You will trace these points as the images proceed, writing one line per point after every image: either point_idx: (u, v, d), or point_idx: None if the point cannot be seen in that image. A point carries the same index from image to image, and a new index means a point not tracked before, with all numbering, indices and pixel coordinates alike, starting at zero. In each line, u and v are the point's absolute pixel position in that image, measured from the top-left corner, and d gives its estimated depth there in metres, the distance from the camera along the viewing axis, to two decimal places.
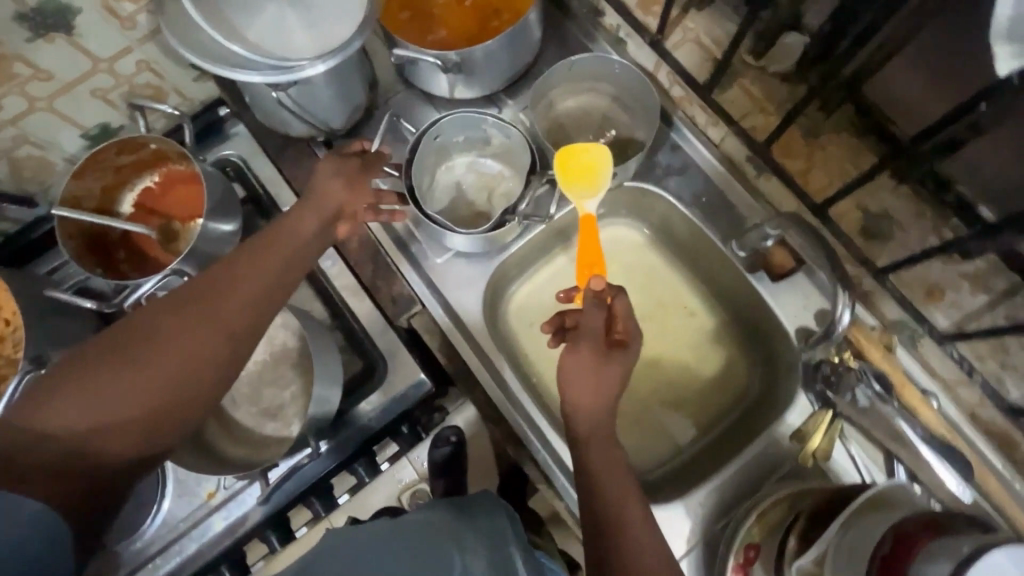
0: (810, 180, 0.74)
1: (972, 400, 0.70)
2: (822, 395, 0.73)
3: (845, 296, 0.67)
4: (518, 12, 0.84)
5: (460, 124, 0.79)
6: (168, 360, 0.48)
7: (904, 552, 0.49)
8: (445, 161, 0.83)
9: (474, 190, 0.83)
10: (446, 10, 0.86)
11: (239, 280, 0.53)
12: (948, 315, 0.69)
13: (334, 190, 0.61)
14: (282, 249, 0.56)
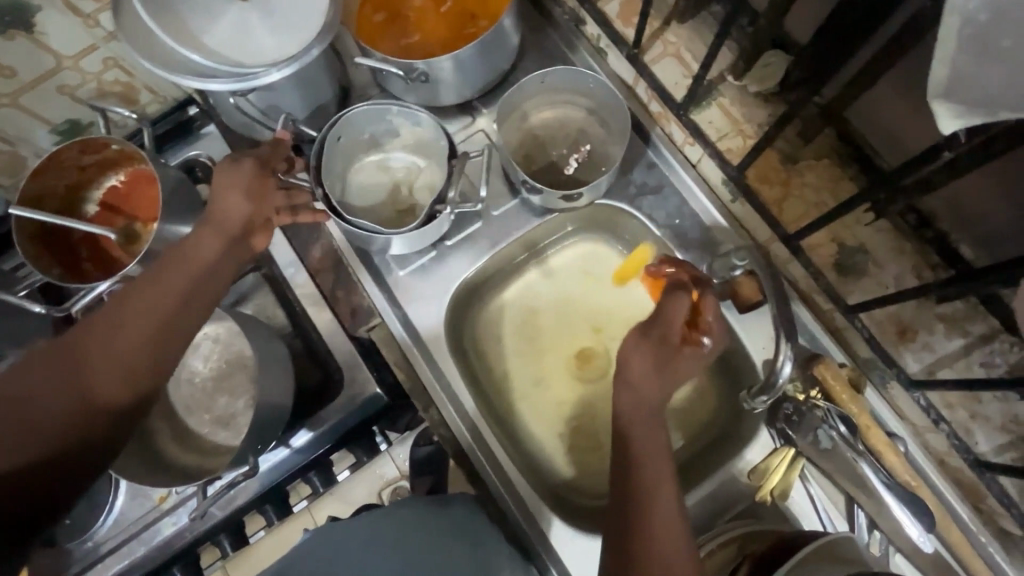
0: (785, 209, 0.71)
1: (940, 447, 0.67)
2: (783, 433, 0.71)
3: (790, 348, 0.62)
4: (495, 17, 0.81)
5: (364, 119, 0.76)
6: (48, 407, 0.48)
7: None
8: (356, 161, 0.81)
9: (394, 186, 0.81)
10: (422, 15, 0.83)
11: (129, 316, 0.52)
12: (919, 359, 0.66)
13: (233, 205, 0.58)
14: (169, 277, 0.54)
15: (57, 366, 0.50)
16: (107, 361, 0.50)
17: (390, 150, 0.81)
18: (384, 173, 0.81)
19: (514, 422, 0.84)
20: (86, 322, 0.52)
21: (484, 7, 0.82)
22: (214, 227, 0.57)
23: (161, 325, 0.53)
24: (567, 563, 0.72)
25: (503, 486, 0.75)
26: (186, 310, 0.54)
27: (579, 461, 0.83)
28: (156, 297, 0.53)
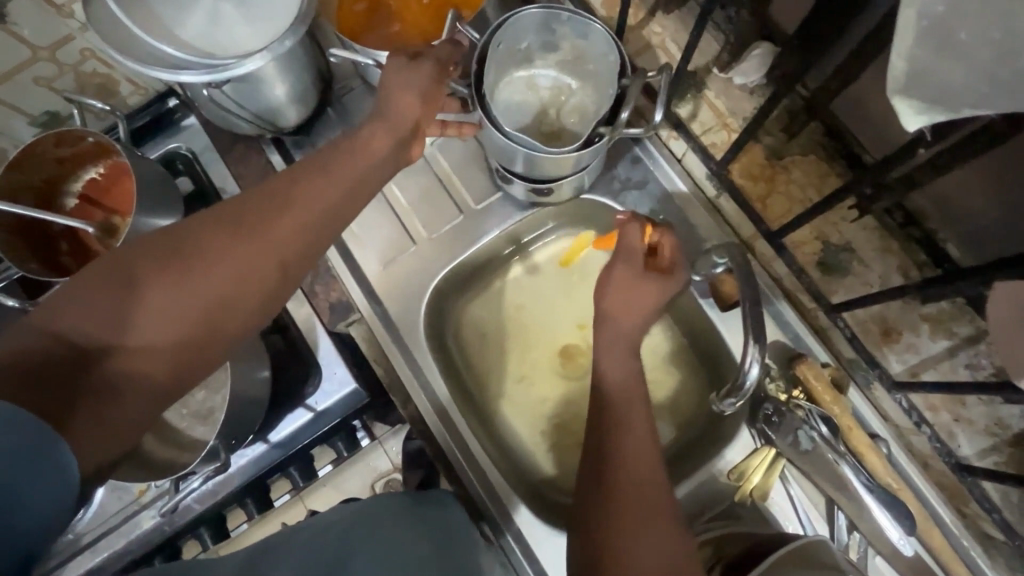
0: (769, 205, 0.69)
1: (924, 449, 0.66)
2: (763, 433, 0.69)
3: (756, 348, 0.61)
4: (477, 7, 0.80)
5: (530, 25, 0.68)
6: (210, 267, 0.48)
7: None
8: (507, 71, 0.73)
9: (541, 108, 0.75)
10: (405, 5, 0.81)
11: (296, 196, 0.52)
12: (903, 360, 0.65)
13: (405, 105, 0.58)
14: (341, 168, 0.54)
15: (221, 226, 0.49)
16: (266, 237, 0.50)
17: (543, 66, 0.74)
18: (528, 92, 0.75)
19: (495, 418, 0.84)
20: (252, 192, 0.52)
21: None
22: (388, 125, 0.58)
23: (321, 214, 0.53)
24: (544, 561, 0.72)
25: (479, 482, 0.75)
26: (348, 201, 0.54)
27: (561, 458, 0.83)
28: (324, 186, 0.53)
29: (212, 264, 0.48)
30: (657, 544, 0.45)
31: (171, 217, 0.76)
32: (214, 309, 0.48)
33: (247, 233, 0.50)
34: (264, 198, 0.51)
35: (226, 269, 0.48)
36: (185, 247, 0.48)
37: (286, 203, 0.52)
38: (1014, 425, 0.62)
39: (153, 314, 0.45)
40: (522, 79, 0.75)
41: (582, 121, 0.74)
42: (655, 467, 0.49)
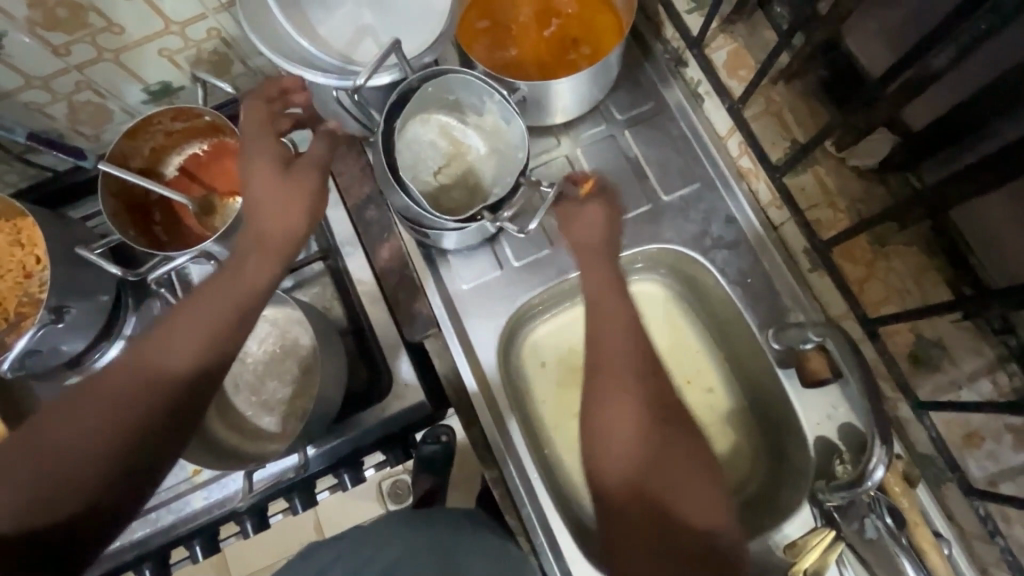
0: (866, 290, 0.70)
1: (988, 558, 0.65)
2: (827, 513, 0.70)
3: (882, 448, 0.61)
4: (598, 49, 0.80)
5: (461, 84, 0.69)
6: (97, 418, 0.48)
7: None
8: (424, 112, 0.73)
9: (445, 158, 0.74)
10: (526, 31, 0.82)
11: (172, 336, 0.52)
12: (982, 466, 0.65)
13: (286, 223, 0.58)
14: (221, 295, 0.55)
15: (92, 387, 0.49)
16: (148, 381, 0.50)
17: (467, 125, 0.74)
18: (439, 140, 0.73)
19: (546, 449, 0.84)
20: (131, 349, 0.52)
21: (589, 37, 0.81)
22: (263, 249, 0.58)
23: (208, 338, 0.53)
24: None
25: (531, 505, 0.75)
26: (235, 320, 0.54)
27: None
28: (197, 319, 0.53)
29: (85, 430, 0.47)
30: (648, 444, 0.54)
31: None
32: (114, 461, 0.48)
33: (124, 385, 0.50)
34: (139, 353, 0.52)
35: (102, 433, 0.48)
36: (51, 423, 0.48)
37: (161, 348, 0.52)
38: None
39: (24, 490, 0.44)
40: (440, 124, 0.74)
41: (478, 190, 0.73)
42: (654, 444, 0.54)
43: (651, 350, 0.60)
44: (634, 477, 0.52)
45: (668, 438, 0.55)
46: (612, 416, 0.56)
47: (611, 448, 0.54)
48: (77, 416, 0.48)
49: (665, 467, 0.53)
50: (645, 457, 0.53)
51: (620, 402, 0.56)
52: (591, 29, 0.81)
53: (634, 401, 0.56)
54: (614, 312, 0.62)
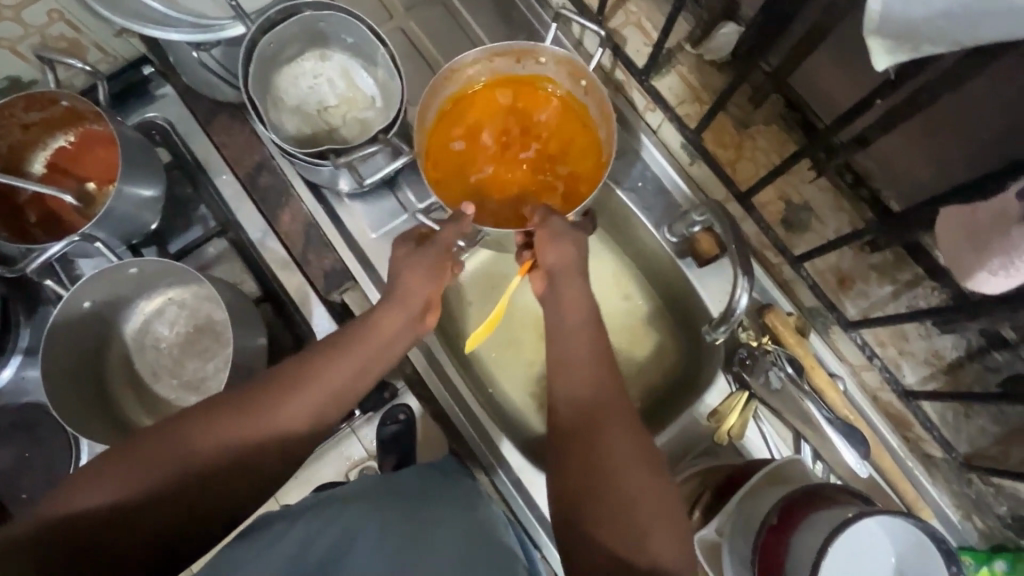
0: (738, 169, 0.76)
1: (875, 384, 0.74)
2: (738, 378, 0.77)
3: (745, 279, 0.68)
4: (577, 169, 0.72)
5: (353, 26, 0.70)
6: (227, 434, 0.54)
7: (786, 524, 0.54)
8: (326, 48, 0.73)
9: (337, 99, 0.73)
10: (504, 149, 0.72)
11: (297, 387, 0.58)
12: (857, 305, 0.73)
13: (391, 318, 0.63)
14: (349, 355, 0.61)
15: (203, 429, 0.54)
16: (269, 419, 0.56)
17: (365, 69, 0.74)
18: (336, 78, 0.73)
19: (485, 379, 0.87)
20: (286, 378, 0.59)
21: (567, 152, 0.72)
22: (385, 315, 0.63)
23: (323, 403, 0.58)
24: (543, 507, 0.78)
25: (472, 426, 0.81)
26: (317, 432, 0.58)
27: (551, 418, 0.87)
28: (335, 370, 0.60)
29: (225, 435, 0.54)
30: (628, 504, 0.52)
31: (156, 185, 0.74)
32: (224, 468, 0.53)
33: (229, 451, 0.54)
34: (262, 395, 0.57)
35: (223, 447, 0.54)
36: (205, 418, 0.55)
37: (293, 390, 0.58)
38: (949, 355, 0.70)
39: (199, 461, 0.53)
40: (339, 63, 0.74)
41: (357, 136, 0.73)
42: (613, 507, 0.52)
43: (624, 417, 0.58)
44: (613, 509, 0.52)
45: (619, 517, 0.52)
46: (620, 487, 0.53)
47: (600, 532, 0.52)
48: (232, 432, 0.54)
49: (610, 513, 0.52)
50: (598, 515, 0.52)
51: (603, 443, 0.55)
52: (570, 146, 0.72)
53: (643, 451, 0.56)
54: (580, 384, 0.60)
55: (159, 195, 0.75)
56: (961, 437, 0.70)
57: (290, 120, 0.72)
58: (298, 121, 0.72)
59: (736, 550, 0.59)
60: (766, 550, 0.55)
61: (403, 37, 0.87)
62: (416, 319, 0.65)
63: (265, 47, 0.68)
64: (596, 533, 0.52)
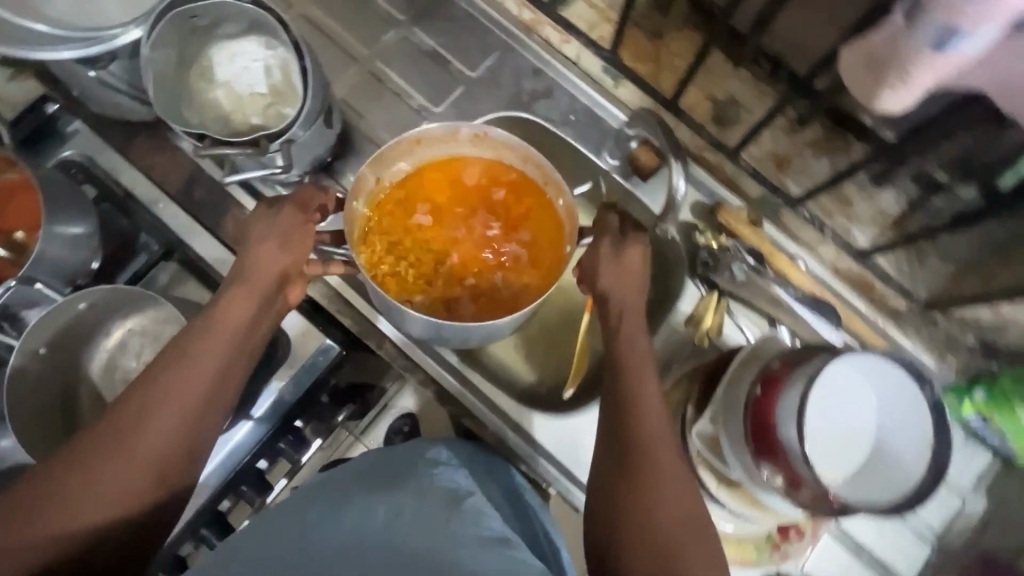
0: (661, 80, 0.77)
1: (833, 256, 0.77)
2: (707, 279, 0.79)
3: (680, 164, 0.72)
4: (542, 241, 0.70)
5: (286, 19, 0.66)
6: (104, 480, 0.52)
7: (770, 392, 0.56)
8: (274, 39, 0.70)
9: (264, 89, 0.71)
10: (454, 230, 0.71)
11: (157, 406, 0.55)
12: (799, 182, 0.74)
13: (242, 303, 0.60)
14: (205, 355, 0.57)
15: (75, 487, 0.51)
16: (137, 449, 0.53)
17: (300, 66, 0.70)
18: (272, 70, 0.70)
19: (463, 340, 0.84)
20: (139, 399, 0.55)
21: (527, 227, 0.71)
22: (246, 288, 0.61)
23: (191, 414, 0.56)
24: (549, 446, 0.77)
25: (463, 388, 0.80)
26: (206, 425, 0.57)
27: (541, 365, 0.83)
28: (193, 378, 0.56)
29: (98, 480, 0.51)
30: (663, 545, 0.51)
31: (87, 220, 0.72)
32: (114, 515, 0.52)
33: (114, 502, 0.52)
34: (125, 426, 0.54)
35: (104, 495, 0.51)
36: (70, 469, 0.52)
37: (152, 411, 0.54)
38: None
39: (82, 514, 0.50)
40: (277, 56, 0.70)
41: (264, 124, 0.70)
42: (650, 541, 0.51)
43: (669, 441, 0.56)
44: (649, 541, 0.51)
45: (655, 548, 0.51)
46: (656, 517, 0.52)
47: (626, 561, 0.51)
48: (105, 476, 0.52)
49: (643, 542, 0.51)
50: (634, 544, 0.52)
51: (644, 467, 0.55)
52: (541, 238, 0.70)
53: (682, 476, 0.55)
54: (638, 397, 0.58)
55: (91, 230, 0.73)
56: (920, 285, 0.72)
57: (209, 99, 0.70)
58: (217, 98, 0.70)
59: (732, 427, 0.60)
60: (758, 418, 0.56)
61: (307, 24, 0.86)
62: (271, 297, 0.62)
63: (195, 17, 0.66)
64: (629, 568, 0.51)
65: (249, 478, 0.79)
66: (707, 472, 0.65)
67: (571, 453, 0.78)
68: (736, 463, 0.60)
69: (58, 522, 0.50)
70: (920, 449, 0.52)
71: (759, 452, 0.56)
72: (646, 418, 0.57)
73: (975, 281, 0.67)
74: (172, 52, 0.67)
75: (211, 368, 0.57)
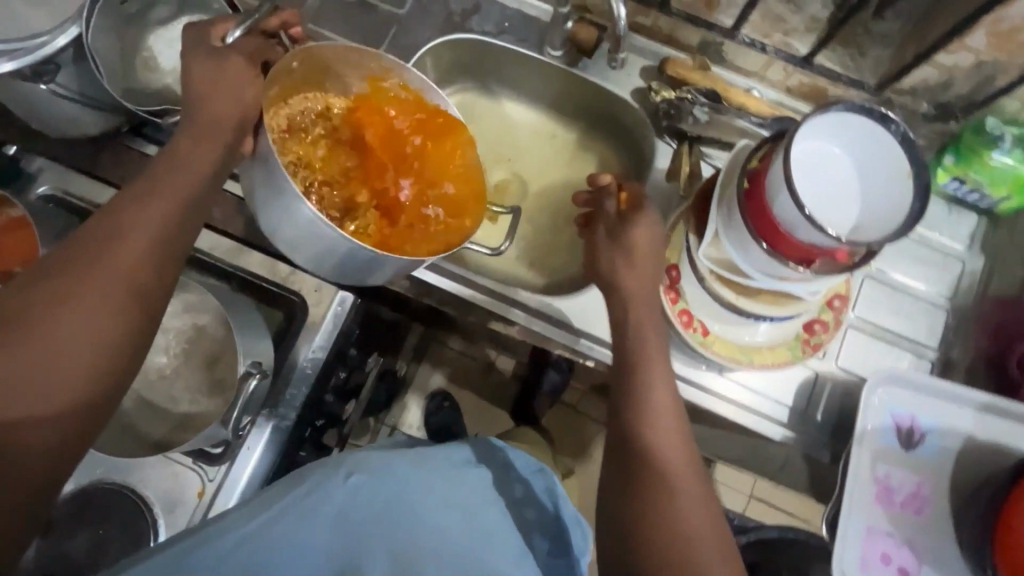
0: None
1: (780, 76, 0.81)
2: (674, 133, 0.82)
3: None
4: (463, 178, 0.74)
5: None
6: (86, 293, 0.50)
7: (756, 180, 0.59)
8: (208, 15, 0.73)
9: None
10: (357, 155, 0.72)
11: (123, 227, 0.54)
12: (730, 14, 0.78)
13: (200, 153, 0.60)
14: (171, 184, 0.57)
15: (41, 331, 0.48)
16: (112, 266, 0.52)
17: None
18: None
19: (468, 262, 0.87)
20: (104, 224, 0.54)
21: (441, 164, 0.74)
22: (202, 136, 0.60)
23: (161, 231, 0.55)
24: (575, 322, 0.78)
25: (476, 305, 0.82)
26: (176, 245, 0.57)
27: (543, 267, 0.89)
28: (158, 206, 0.56)
29: (74, 294, 0.50)
30: (671, 506, 0.52)
31: None
32: (105, 326, 0.50)
33: (94, 331, 0.50)
34: (95, 246, 0.53)
35: (85, 309, 0.50)
36: (44, 290, 0.50)
37: (121, 230, 0.54)
38: None
39: (65, 326, 0.49)
40: None
41: None
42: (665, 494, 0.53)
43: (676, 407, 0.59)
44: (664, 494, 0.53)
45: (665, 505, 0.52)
46: (678, 519, 0.52)
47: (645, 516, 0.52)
48: (87, 292, 0.50)
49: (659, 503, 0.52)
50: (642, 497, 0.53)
51: (664, 426, 0.57)
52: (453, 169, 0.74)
53: (694, 484, 0.55)
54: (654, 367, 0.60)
55: None
56: (867, 73, 0.76)
57: (161, 88, 0.72)
58: (168, 85, 0.72)
59: (733, 232, 0.62)
60: (754, 208, 0.59)
61: None
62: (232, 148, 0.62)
63: (126, 3, 0.68)
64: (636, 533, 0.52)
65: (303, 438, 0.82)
66: (722, 285, 0.69)
67: (592, 321, 0.79)
68: (748, 263, 0.62)
69: (39, 338, 0.48)
70: (903, 182, 0.56)
71: (765, 237, 0.58)
72: (660, 427, 0.57)
73: (913, 48, 0.72)
74: (111, 47, 0.68)
75: (168, 212, 0.57)
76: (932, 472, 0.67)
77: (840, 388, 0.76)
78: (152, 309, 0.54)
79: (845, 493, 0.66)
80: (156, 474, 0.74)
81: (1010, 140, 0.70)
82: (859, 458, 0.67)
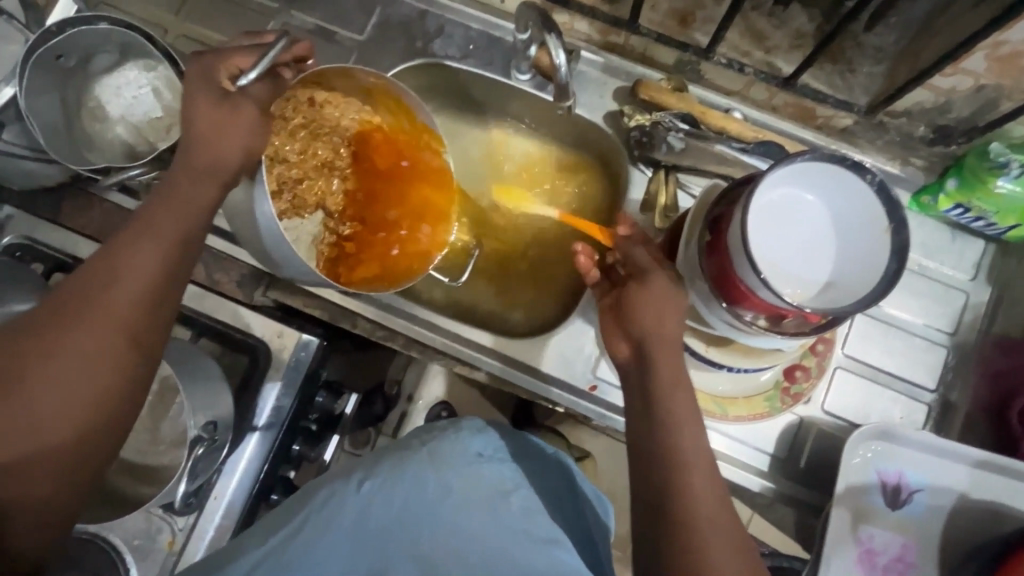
0: None
1: (765, 96, 0.74)
2: (648, 161, 0.77)
3: (554, 36, 0.65)
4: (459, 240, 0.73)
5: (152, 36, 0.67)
6: (74, 349, 0.46)
7: (716, 236, 0.55)
8: (150, 60, 0.70)
9: (152, 113, 0.70)
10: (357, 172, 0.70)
11: (112, 275, 0.48)
12: (706, 33, 0.72)
13: (199, 188, 0.52)
14: (168, 223, 0.51)
15: (32, 384, 0.45)
16: (99, 320, 0.47)
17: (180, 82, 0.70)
18: (157, 91, 0.70)
19: (438, 298, 0.85)
20: (98, 266, 0.49)
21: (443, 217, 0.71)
22: (199, 168, 0.52)
23: (151, 279, 0.49)
24: (543, 367, 0.75)
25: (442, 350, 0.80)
26: (169, 289, 0.50)
27: (516, 301, 0.85)
28: (150, 247, 0.50)
29: (62, 349, 0.46)
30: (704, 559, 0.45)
31: None
32: (93, 386, 0.46)
33: (82, 392, 0.46)
34: (85, 293, 0.48)
35: (70, 369, 0.46)
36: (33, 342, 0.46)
37: (113, 275, 0.48)
38: (809, 30, 0.70)
39: (50, 386, 0.45)
40: (157, 76, 0.70)
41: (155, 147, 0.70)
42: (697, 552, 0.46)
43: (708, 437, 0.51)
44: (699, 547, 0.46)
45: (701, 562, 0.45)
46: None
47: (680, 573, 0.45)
48: (73, 349, 0.46)
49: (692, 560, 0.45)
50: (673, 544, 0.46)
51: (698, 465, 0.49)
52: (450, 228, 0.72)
53: (731, 533, 0.47)
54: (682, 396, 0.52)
55: None
56: (860, 93, 0.70)
57: (108, 139, 0.70)
58: (118, 134, 0.70)
59: (696, 285, 0.59)
60: (715, 265, 0.55)
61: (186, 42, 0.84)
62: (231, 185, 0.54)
63: (63, 56, 0.66)
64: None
65: (274, 481, 0.81)
66: (691, 334, 0.65)
67: (561, 365, 0.75)
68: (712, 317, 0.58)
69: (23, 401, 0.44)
70: (879, 237, 0.51)
71: (725, 297, 0.55)
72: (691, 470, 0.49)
73: (908, 68, 0.65)
74: (54, 102, 0.67)
75: (165, 251, 0.50)
76: (920, 533, 0.63)
77: (826, 435, 0.71)
78: (143, 359, 0.49)
79: (824, 554, 0.62)
80: (125, 525, 0.73)
81: (1017, 167, 0.63)
82: (841, 518, 0.63)
